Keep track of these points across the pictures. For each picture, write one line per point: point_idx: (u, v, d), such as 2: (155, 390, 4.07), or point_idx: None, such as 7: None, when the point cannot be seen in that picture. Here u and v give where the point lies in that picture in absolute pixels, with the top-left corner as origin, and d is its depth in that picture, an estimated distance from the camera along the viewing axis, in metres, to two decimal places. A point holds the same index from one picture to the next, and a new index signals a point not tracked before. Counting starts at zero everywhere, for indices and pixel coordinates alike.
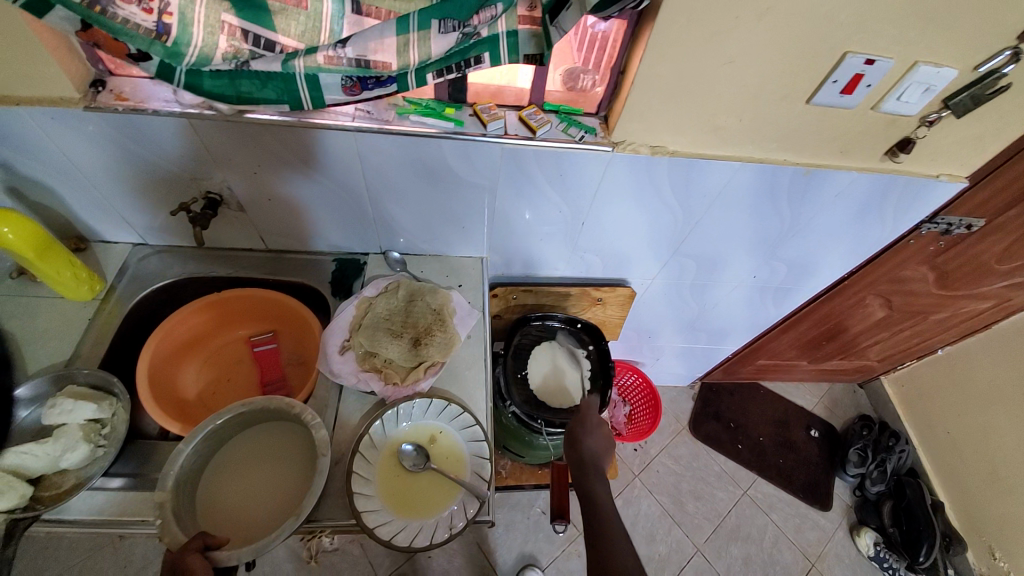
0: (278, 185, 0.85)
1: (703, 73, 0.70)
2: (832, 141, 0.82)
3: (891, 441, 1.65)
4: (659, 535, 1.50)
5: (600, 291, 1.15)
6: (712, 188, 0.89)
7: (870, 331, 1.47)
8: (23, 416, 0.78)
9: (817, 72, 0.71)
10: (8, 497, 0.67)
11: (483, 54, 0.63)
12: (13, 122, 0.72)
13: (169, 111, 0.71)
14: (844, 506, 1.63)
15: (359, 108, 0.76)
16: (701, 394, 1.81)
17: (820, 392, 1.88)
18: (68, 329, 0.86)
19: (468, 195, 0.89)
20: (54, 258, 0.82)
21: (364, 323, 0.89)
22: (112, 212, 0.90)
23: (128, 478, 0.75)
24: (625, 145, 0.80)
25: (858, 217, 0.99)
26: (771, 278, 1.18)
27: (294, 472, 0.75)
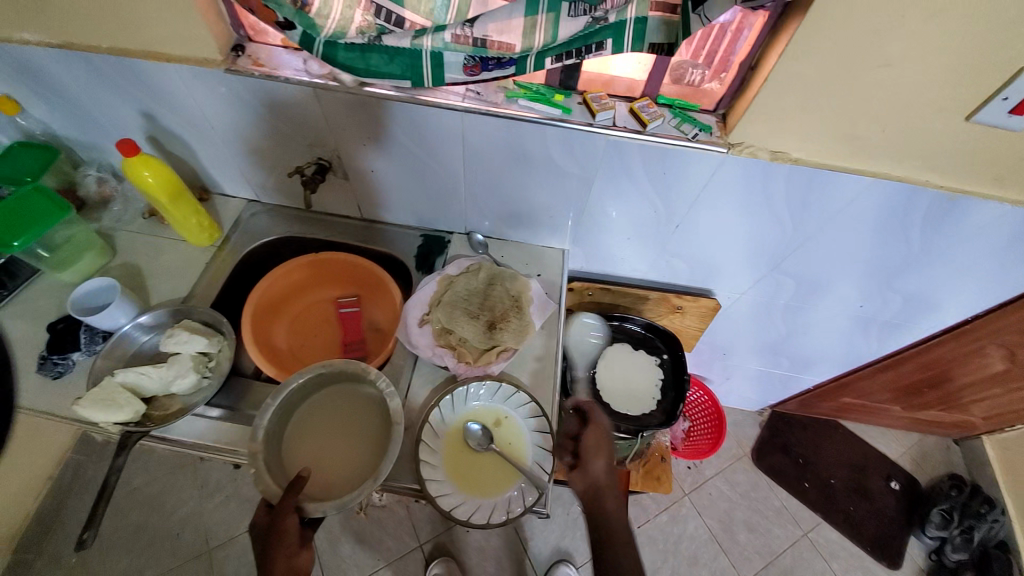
0: (380, 157, 0.88)
1: (846, 77, 0.63)
2: (986, 166, 0.72)
3: (984, 507, 1.47)
4: (703, 559, 1.44)
5: (681, 299, 1.10)
6: (832, 205, 0.82)
7: (982, 384, 1.30)
8: (144, 341, 0.86)
9: (984, 85, 0.61)
10: (125, 411, 0.75)
11: (607, 40, 0.60)
12: (164, 77, 0.80)
13: (298, 80, 0.76)
14: (916, 569, 1.48)
15: (469, 89, 0.77)
16: (770, 423, 1.70)
17: (909, 441, 1.69)
18: (187, 270, 0.95)
19: (563, 185, 0.87)
20: (183, 204, 0.90)
21: (443, 300, 0.91)
22: (233, 168, 0.97)
23: (225, 411, 0.82)
24: (742, 147, 0.75)
25: (997, 255, 0.86)
26: (879, 310, 1.07)
27: (369, 432, 0.78)
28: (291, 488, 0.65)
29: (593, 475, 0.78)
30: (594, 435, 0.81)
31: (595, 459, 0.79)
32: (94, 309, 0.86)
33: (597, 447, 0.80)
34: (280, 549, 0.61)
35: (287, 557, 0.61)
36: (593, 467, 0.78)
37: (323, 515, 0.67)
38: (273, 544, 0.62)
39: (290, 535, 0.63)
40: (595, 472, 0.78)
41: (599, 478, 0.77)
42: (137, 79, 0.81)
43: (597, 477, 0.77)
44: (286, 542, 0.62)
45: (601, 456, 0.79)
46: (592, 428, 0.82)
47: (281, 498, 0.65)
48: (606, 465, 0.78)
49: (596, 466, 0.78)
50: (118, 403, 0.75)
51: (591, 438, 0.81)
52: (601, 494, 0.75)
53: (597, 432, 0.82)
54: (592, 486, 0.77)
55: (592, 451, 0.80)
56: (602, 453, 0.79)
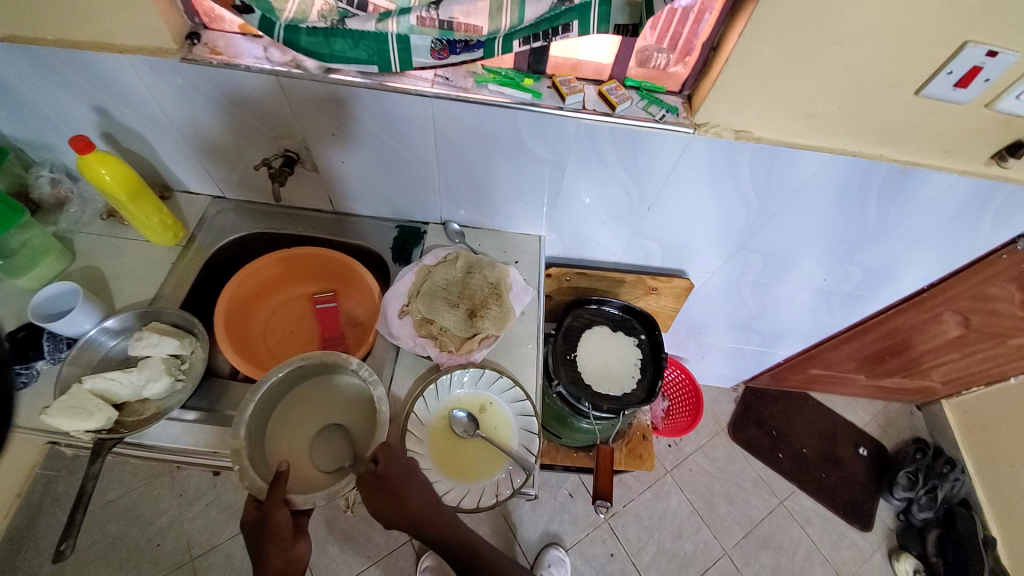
0: (349, 148, 0.86)
1: (803, 54, 0.65)
2: (935, 140, 0.76)
3: (945, 468, 1.56)
4: (686, 533, 1.48)
5: (656, 281, 1.12)
6: (795, 182, 0.84)
7: (939, 350, 1.37)
8: (111, 345, 0.83)
9: (930, 60, 0.65)
10: (97, 418, 0.73)
11: (573, 22, 0.61)
12: (116, 69, 0.76)
13: (260, 68, 0.74)
14: (885, 529, 1.56)
15: (438, 74, 0.76)
16: (744, 398, 1.76)
17: (874, 409, 1.78)
18: (153, 271, 0.92)
19: (536, 170, 0.87)
20: (144, 202, 0.87)
21: (422, 290, 0.90)
22: (196, 164, 0.94)
23: (201, 413, 0.80)
24: (708, 128, 0.77)
25: (948, 225, 0.91)
26: (842, 283, 1.11)
27: (354, 423, 0.77)
28: (277, 481, 0.64)
29: (412, 509, 0.67)
30: (395, 466, 0.69)
31: (411, 491, 0.68)
32: (48, 313, 0.82)
33: (407, 475, 0.69)
34: (273, 545, 0.61)
35: (282, 551, 0.61)
36: (410, 501, 0.67)
37: (313, 506, 0.67)
38: (267, 539, 0.61)
39: (284, 528, 0.62)
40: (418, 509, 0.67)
41: (418, 510, 0.67)
42: (89, 72, 0.77)
43: (416, 509, 0.67)
44: (280, 537, 0.62)
45: (414, 484, 0.69)
46: (391, 458, 0.69)
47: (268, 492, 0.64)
48: (422, 490, 0.69)
49: (412, 499, 0.67)
50: (89, 409, 0.72)
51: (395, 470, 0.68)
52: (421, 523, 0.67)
53: (394, 463, 0.69)
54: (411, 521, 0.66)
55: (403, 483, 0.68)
56: (414, 478, 0.70)
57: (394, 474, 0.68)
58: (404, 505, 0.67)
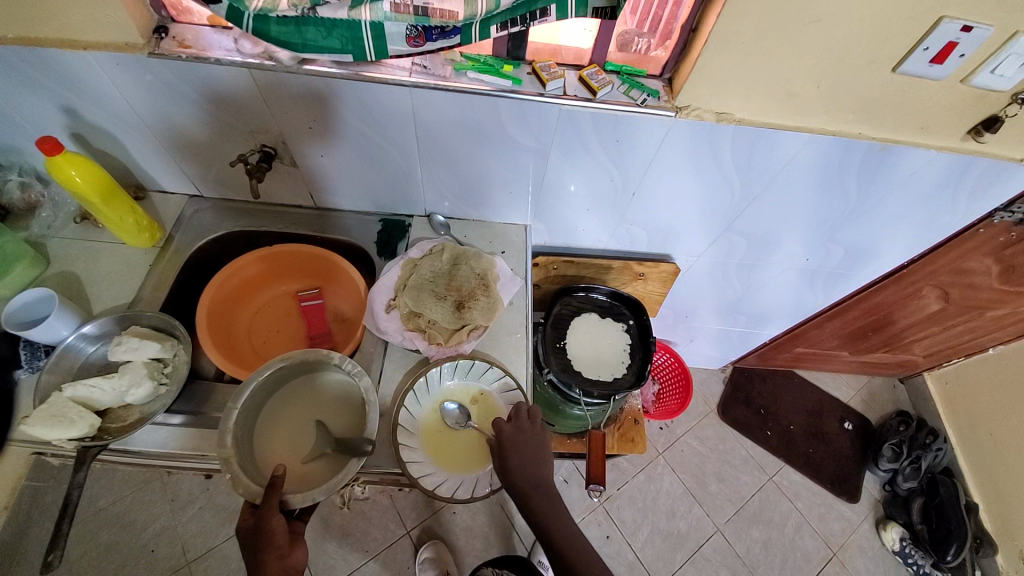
0: (327, 142, 0.85)
1: (782, 34, 0.65)
2: (913, 117, 0.77)
3: (928, 439, 1.60)
4: (680, 512, 1.51)
5: (643, 266, 1.13)
6: (776, 163, 0.85)
7: (920, 325, 1.41)
8: (90, 351, 0.82)
9: (907, 37, 0.65)
10: (79, 426, 0.71)
11: (551, 5, 0.60)
12: (80, 66, 0.73)
13: (231, 61, 0.71)
14: (872, 500, 1.60)
15: (415, 63, 0.74)
16: (732, 378, 1.78)
17: (858, 384, 1.82)
18: (131, 274, 0.90)
19: (519, 159, 0.86)
20: (118, 204, 0.85)
21: (409, 284, 0.90)
22: (169, 162, 0.92)
23: (188, 416, 0.79)
24: (689, 110, 0.76)
25: (928, 201, 0.93)
26: (825, 262, 1.13)
27: (342, 416, 0.77)
28: (272, 485, 0.64)
29: (514, 480, 0.71)
30: (507, 437, 0.75)
31: (515, 458, 0.73)
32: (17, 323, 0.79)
33: (519, 448, 0.74)
34: (269, 553, 0.60)
35: (279, 559, 0.61)
36: (514, 471, 0.72)
37: (314, 503, 0.67)
38: (261, 546, 0.61)
39: (280, 536, 0.62)
40: (515, 473, 0.71)
41: (520, 482, 0.71)
42: (52, 70, 0.74)
43: (517, 482, 0.71)
44: (275, 545, 0.61)
45: (523, 455, 0.73)
46: (504, 430, 0.75)
47: (264, 497, 0.64)
48: (529, 465, 0.72)
49: (513, 469, 0.72)
50: (70, 418, 0.71)
51: (506, 439, 0.74)
52: (527, 495, 0.71)
53: (510, 433, 0.75)
54: (513, 491, 0.71)
55: (512, 452, 0.73)
56: (524, 452, 0.73)
57: (503, 442, 0.74)
58: (508, 474, 0.72)
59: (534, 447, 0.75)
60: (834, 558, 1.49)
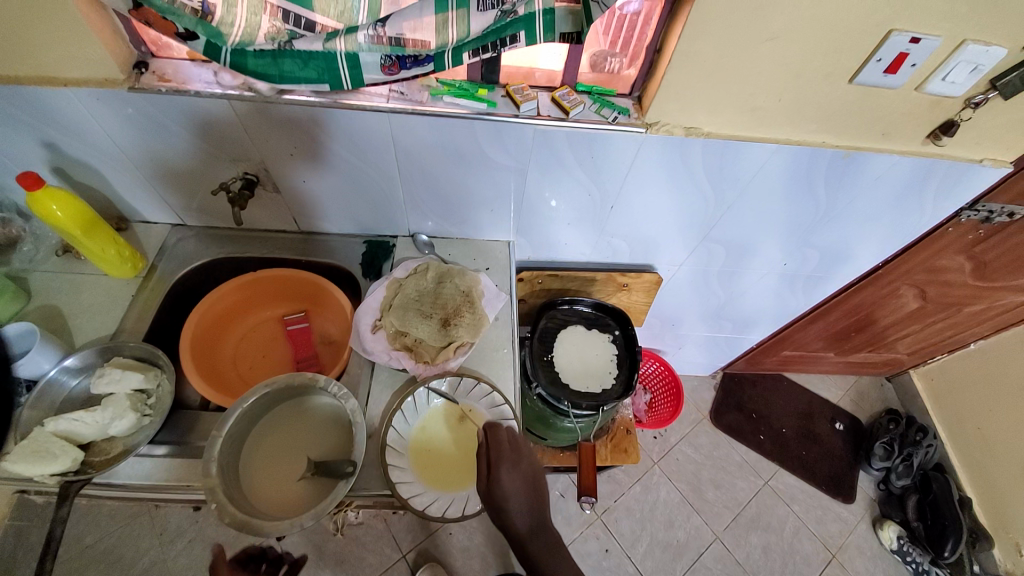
0: (307, 168, 0.86)
1: (742, 51, 0.69)
2: (873, 124, 0.80)
3: (918, 436, 1.61)
4: (678, 521, 1.50)
5: (626, 276, 1.15)
6: (747, 173, 0.88)
7: (900, 323, 1.44)
8: (73, 385, 0.81)
9: (861, 50, 0.69)
10: (62, 461, 0.71)
11: (519, 32, 0.62)
12: (60, 102, 0.75)
13: (211, 93, 0.73)
14: (867, 500, 1.61)
15: (393, 89, 0.77)
16: (723, 385, 1.80)
17: (846, 385, 1.84)
18: (113, 304, 0.90)
19: (498, 177, 0.89)
20: (100, 236, 0.85)
21: (394, 304, 0.90)
22: (150, 192, 0.92)
23: (172, 446, 0.79)
24: (659, 127, 0.79)
25: (897, 202, 0.96)
26: (803, 266, 1.16)
27: (327, 439, 0.77)
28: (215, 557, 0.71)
29: (513, 525, 0.71)
30: (504, 478, 0.73)
31: (515, 502, 0.72)
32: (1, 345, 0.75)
33: (516, 488, 0.73)
34: None
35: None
36: (513, 515, 0.71)
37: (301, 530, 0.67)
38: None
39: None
40: (515, 519, 0.71)
41: (521, 527, 0.71)
42: (30, 105, 0.75)
43: (517, 527, 0.71)
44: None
45: (520, 497, 0.72)
46: (504, 462, 0.74)
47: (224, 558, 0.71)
48: (527, 505, 0.72)
49: (513, 512, 0.71)
50: (52, 452, 0.71)
51: (502, 483, 0.72)
52: (525, 541, 0.72)
53: (509, 469, 0.74)
54: (513, 536, 0.72)
55: (511, 496, 0.72)
56: (522, 492, 0.73)
57: (501, 488, 0.72)
58: (506, 518, 0.71)
59: (532, 484, 0.75)
60: (833, 560, 1.49)
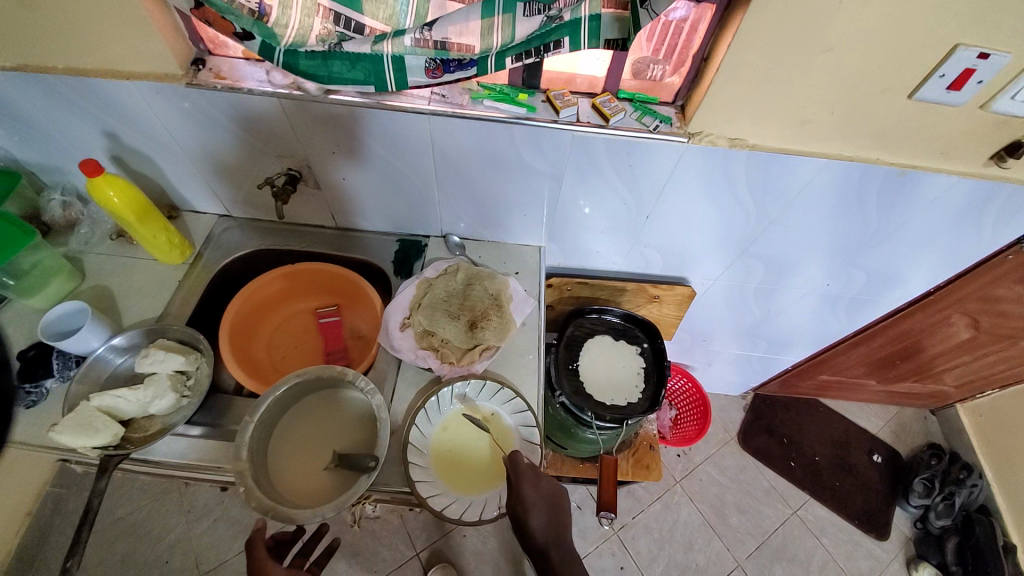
0: (348, 167, 0.89)
1: (793, 63, 0.66)
2: (932, 143, 0.76)
3: (961, 474, 1.52)
4: (698, 544, 1.46)
5: (658, 288, 1.12)
6: (792, 188, 0.85)
7: (950, 354, 1.36)
8: (118, 363, 0.85)
9: (923, 64, 0.65)
10: (103, 435, 0.74)
11: (564, 38, 0.62)
12: (124, 94, 0.79)
13: (263, 91, 0.76)
14: (903, 539, 1.52)
15: (434, 92, 0.78)
16: (753, 406, 1.74)
17: (886, 415, 1.75)
18: (159, 288, 0.94)
19: (533, 183, 0.88)
20: (152, 222, 0.89)
21: (423, 303, 0.91)
22: (200, 183, 0.96)
23: (206, 428, 0.81)
24: (702, 136, 0.77)
25: (952, 226, 0.91)
26: (847, 287, 1.11)
27: (351, 432, 0.78)
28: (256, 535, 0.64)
29: (534, 538, 0.70)
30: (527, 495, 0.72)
31: (536, 518, 0.70)
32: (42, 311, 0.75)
33: (538, 505, 0.71)
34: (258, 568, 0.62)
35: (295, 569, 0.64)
36: (534, 531, 0.70)
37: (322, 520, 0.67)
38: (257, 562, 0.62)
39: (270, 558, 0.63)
40: (535, 535, 0.70)
41: (541, 541, 0.70)
42: (98, 97, 0.80)
43: (537, 540, 0.70)
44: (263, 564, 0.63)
45: (540, 516, 0.70)
46: (527, 480, 0.73)
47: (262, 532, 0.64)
48: (548, 523, 0.71)
49: (534, 527, 0.70)
50: (95, 427, 0.74)
51: (525, 498, 0.71)
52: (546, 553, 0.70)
53: (531, 487, 0.73)
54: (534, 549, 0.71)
55: (532, 512, 0.70)
56: (544, 512, 0.71)
57: (522, 502, 0.71)
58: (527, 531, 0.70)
59: (554, 500, 0.73)
60: None
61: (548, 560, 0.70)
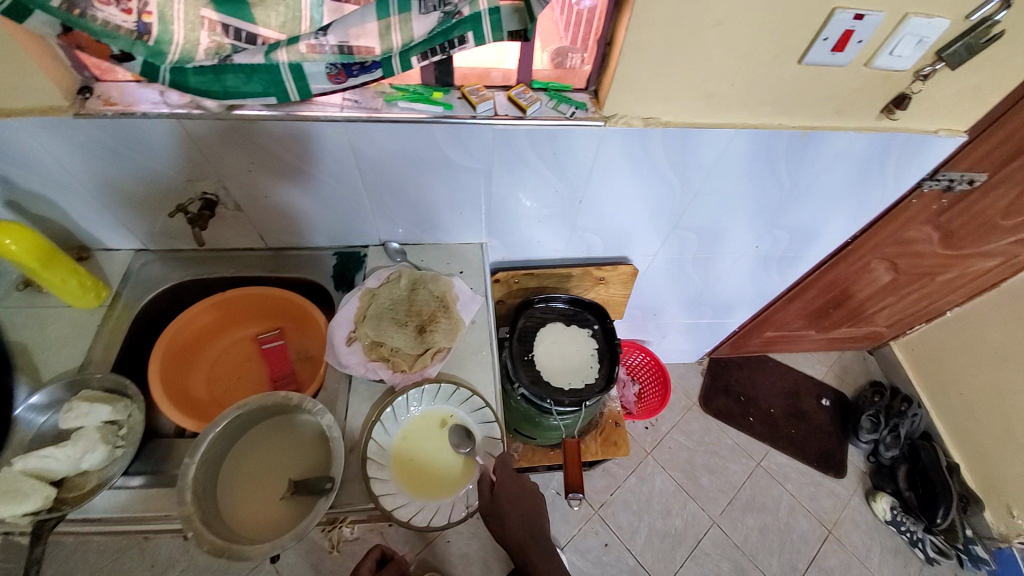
0: (271, 185, 0.86)
1: (690, 40, 0.69)
2: (828, 104, 0.82)
3: (903, 406, 1.65)
4: (675, 509, 1.51)
5: (602, 270, 1.15)
6: (708, 159, 0.89)
7: (878, 296, 1.46)
8: (41, 422, 0.78)
9: (807, 30, 0.70)
10: (33, 500, 0.68)
11: (467, 33, 0.62)
12: (5, 132, 0.73)
13: (158, 113, 0.72)
14: (858, 473, 1.64)
15: (346, 98, 0.76)
16: (710, 369, 1.81)
17: (830, 360, 1.88)
18: (78, 336, 0.87)
19: (464, 180, 0.88)
20: (59, 267, 0.83)
21: (368, 314, 0.90)
22: (110, 218, 0.90)
23: (148, 476, 0.77)
24: (617, 119, 0.80)
25: (858, 179, 0.98)
26: (775, 247, 1.17)
27: (304, 456, 0.76)
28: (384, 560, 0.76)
29: (512, 537, 0.74)
30: (506, 498, 0.74)
31: (513, 519, 0.74)
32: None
33: (516, 505, 0.75)
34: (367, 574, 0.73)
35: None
36: (512, 532, 0.74)
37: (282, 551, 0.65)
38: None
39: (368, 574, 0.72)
40: (512, 534, 0.74)
41: (519, 539, 0.74)
42: None
43: (515, 537, 0.74)
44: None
45: (517, 518, 0.74)
46: (509, 478, 0.77)
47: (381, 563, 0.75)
48: (523, 519, 0.75)
49: (512, 529, 0.73)
50: (23, 491, 0.68)
51: (506, 500, 0.74)
52: (524, 549, 0.75)
53: (512, 483, 0.77)
54: (512, 548, 0.74)
55: (510, 513, 0.74)
56: (521, 511, 0.75)
57: (502, 505, 0.74)
58: (506, 531, 0.74)
59: (527, 499, 0.77)
60: (829, 535, 1.51)
61: (527, 556, 0.75)
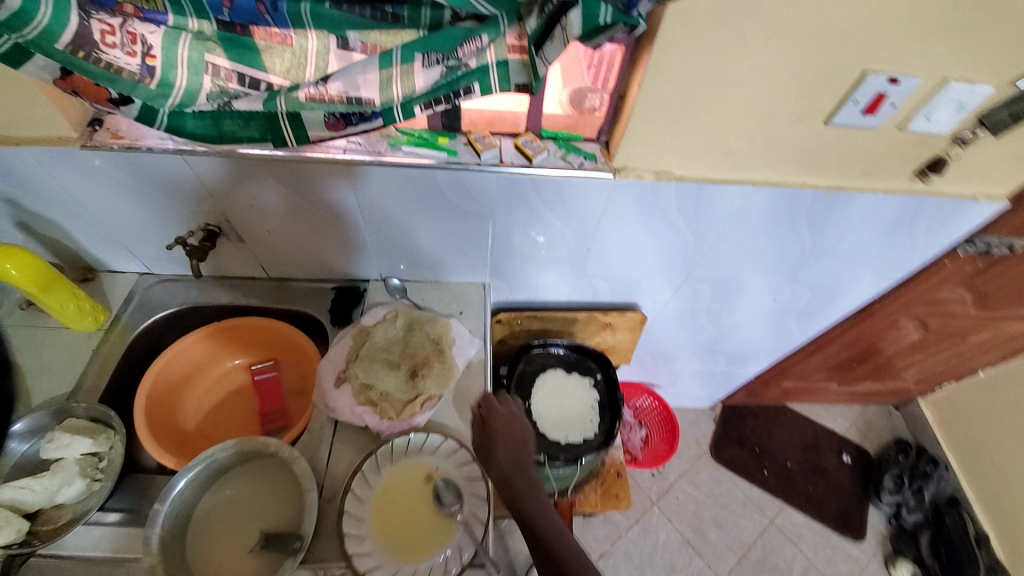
0: (272, 219, 0.85)
1: (708, 96, 0.66)
2: (854, 164, 0.77)
3: (930, 467, 1.53)
4: (679, 565, 1.43)
5: (608, 315, 1.11)
6: (724, 214, 0.84)
7: (904, 353, 1.38)
8: (22, 449, 0.78)
9: (833, 92, 0.66)
10: (5, 532, 0.67)
11: (473, 84, 0.61)
12: (16, 160, 0.74)
13: (163, 148, 0.72)
14: (879, 539, 1.53)
15: (350, 141, 0.75)
16: (723, 417, 1.73)
17: (852, 414, 1.77)
18: (72, 360, 0.87)
19: (467, 223, 0.86)
20: (58, 291, 0.83)
21: (361, 354, 0.88)
22: (115, 242, 0.91)
23: (124, 512, 0.75)
24: (627, 171, 0.77)
25: (886, 238, 0.92)
26: (795, 302, 1.11)
27: (278, 506, 0.73)
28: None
29: (498, 466, 0.71)
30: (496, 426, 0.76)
31: (500, 445, 0.73)
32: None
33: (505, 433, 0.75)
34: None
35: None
36: (496, 458, 0.72)
37: None
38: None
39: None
40: (499, 461, 0.71)
41: (505, 468, 0.71)
42: None
43: (501, 468, 0.71)
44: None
45: (504, 445, 0.73)
46: (498, 413, 0.77)
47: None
48: (512, 450, 0.73)
49: (499, 456, 0.72)
50: None
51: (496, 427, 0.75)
52: (511, 481, 0.70)
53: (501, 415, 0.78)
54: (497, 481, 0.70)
55: (497, 439, 0.74)
56: (509, 439, 0.74)
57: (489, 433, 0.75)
58: (491, 462, 0.72)
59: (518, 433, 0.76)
60: None
61: (512, 490, 0.68)
